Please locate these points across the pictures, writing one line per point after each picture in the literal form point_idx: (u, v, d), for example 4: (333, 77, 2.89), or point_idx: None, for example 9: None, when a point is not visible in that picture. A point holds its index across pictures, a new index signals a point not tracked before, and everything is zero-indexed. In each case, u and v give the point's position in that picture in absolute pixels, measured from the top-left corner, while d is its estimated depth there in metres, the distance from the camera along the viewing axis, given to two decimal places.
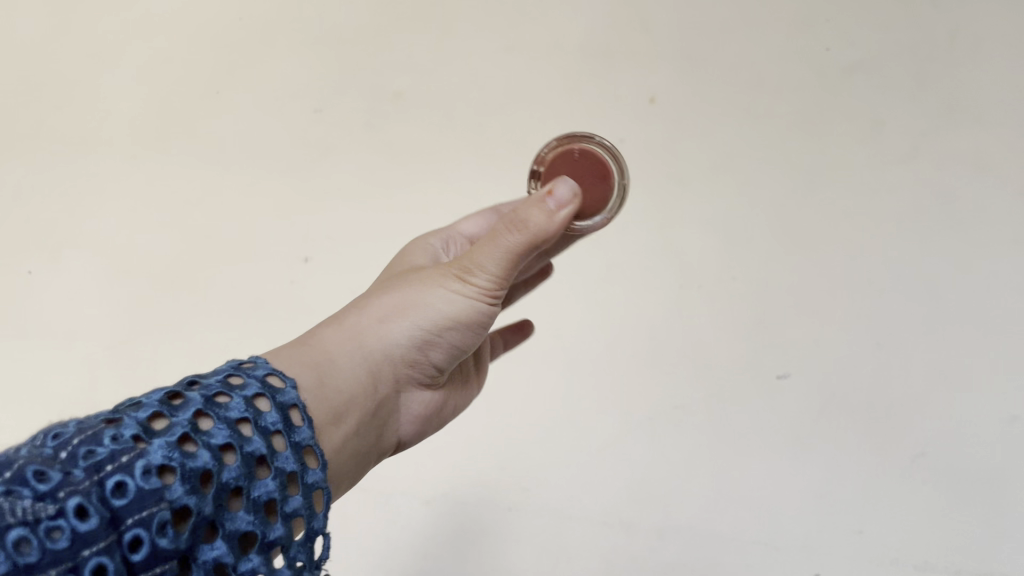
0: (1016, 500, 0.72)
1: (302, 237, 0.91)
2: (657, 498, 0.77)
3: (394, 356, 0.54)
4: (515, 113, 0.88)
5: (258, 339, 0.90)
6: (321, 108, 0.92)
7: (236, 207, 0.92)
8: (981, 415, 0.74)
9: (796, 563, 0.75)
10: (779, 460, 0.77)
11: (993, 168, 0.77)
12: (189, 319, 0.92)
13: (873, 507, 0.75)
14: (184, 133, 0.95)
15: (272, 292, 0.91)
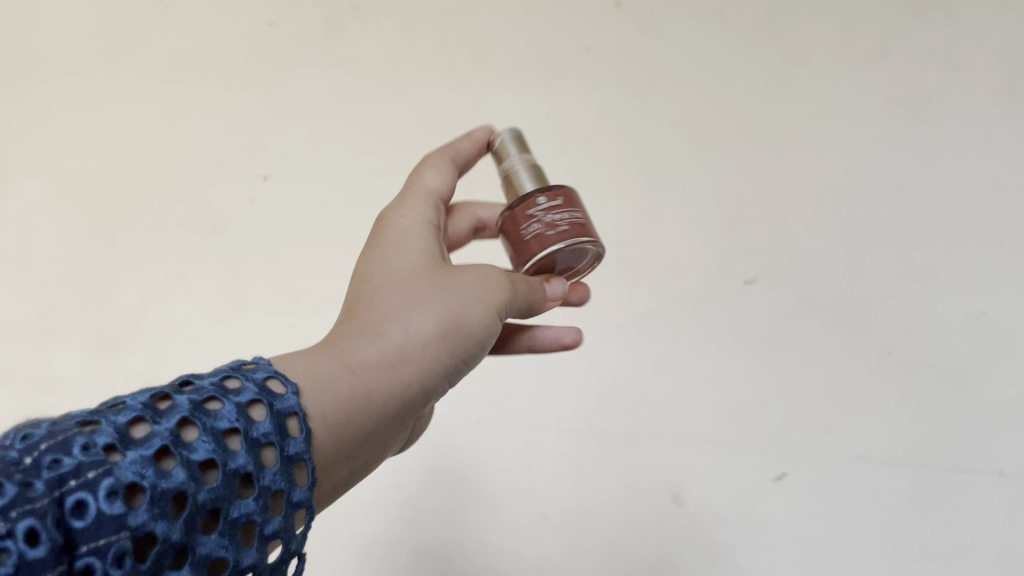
0: (982, 395, 0.72)
1: (259, 153, 0.92)
2: (630, 403, 0.78)
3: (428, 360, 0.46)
4: (468, 19, 0.91)
5: (208, 251, 0.90)
6: (275, 22, 0.96)
7: (191, 127, 0.94)
8: (951, 312, 0.74)
9: (766, 463, 0.74)
10: (744, 360, 0.77)
11: (960, 74, 0.80)
12: (139, 235, 0.91)
13: (840, 408, 0.73)
14: (140, 45, 0.97)
15: (228, 207, 0.91)
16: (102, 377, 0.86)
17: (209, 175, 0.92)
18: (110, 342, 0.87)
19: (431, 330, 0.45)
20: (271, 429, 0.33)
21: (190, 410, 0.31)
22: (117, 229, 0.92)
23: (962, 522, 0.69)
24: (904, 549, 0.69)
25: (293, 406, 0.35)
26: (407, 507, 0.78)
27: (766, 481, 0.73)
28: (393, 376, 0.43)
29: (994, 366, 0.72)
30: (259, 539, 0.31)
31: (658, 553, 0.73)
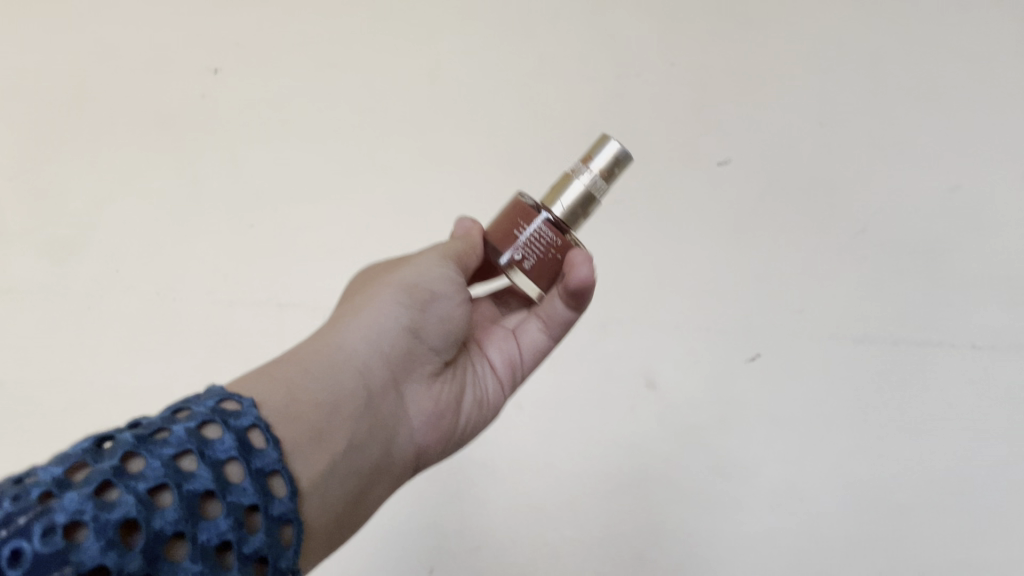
0: (955, 268, 0.72)
1: (208, 45, 0.86)
2: (601, 291, 0.77)
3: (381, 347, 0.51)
4: None
5: (164, 154, 0.85)
6: None
7: (132, 18, 0.87)
8: (921, 190, 0.73)
9: (739, 344, 0.74)
10: (718, 245, 0.75)
11: None
12: (91, 141, 0.86)
13: (815, 286, 0.73)
14: None
15: (182, 107, 0.86)
16: (57, 283, 0.83)
17: (158, 74, 0.86)
18: (59, 247, 0.84)
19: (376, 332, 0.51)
20: (230, 445, 0.35)
21: (134, 442, 0.32)
22: (66, 133, 0.86)
23: (931, 392, 0.70)
24: (875, 420, 0.71)
25: (250, 420, 0.37)
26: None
27: (739, 363, 0.73)
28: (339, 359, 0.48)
29: (965, 243, 0.72)
30: (240, 556, 0.32)
31: (632, 437, 0.74)
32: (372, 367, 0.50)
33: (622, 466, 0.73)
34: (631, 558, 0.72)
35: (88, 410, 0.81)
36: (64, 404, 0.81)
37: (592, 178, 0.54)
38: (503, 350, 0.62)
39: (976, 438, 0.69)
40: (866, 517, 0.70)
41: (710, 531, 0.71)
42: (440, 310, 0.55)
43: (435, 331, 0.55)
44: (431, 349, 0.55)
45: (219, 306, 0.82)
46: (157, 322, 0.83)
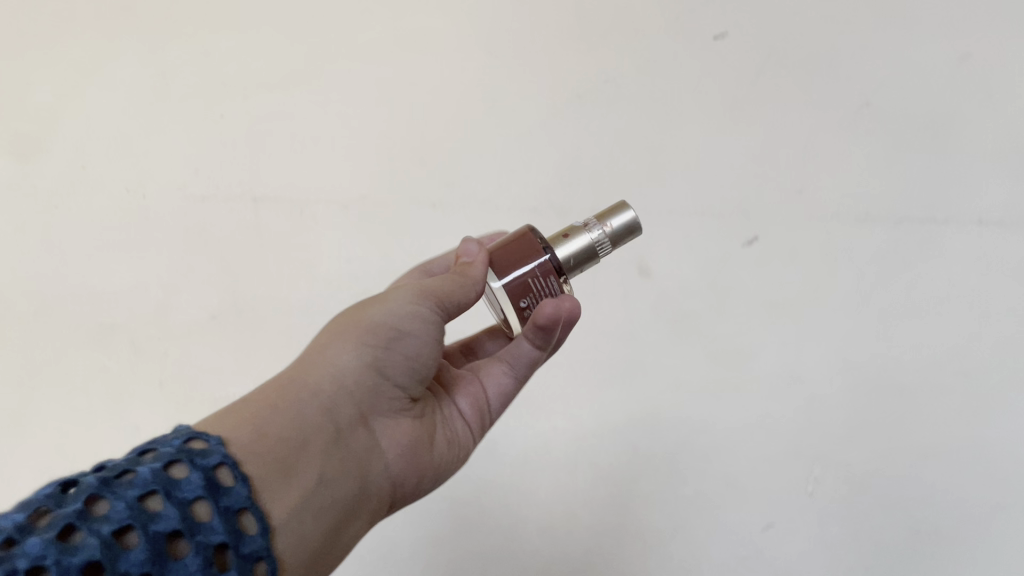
0: (961, 141, 0.68)
1: None
2: (591, 177, 0.74)
3: (341, 387, 0.45)
4: None
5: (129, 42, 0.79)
6: None
7: None
8: (929, 57, 0.69)
9: (734, 227, 0.70)
10: (712, 123, 0.71)
11: None
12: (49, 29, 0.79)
13: (815, 165, 0.70)
14: None
15: None
16: (20, 180, 0.78)
17: None
18: (21, 144, 0.79)
19: (331, 375, 0.45)
20: (198, 482, 0.33)
21: (99, 484, 0.30)
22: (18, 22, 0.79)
23: (936, 271, 0.67)
24: (875, 301, 0.68)
25: (219, 458, 0.35)
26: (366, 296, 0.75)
27: (735, 247, 0.70)
28: (294, 407, 0.42)
29: (972, 115, 0.68)
30: None
31: (624, 327, 0.71)
32: (329, 413, 0.44)
33: (616, 356, 0.71)
34: (624, 452, 0.69)
35: (61, 315, 0.77)
36: (37, 305, 0.77)
37: (599, 236, 0.52)
38: (473, 389, 0.57)
39: (981, 312, 0.67)
40: (863, 395, 0.67)
41: (707, 421, 0.69)
42: (410, 349, 0.47)
43: (406, 366, 0.48)
44: (399, 384, 0.48)
45: (192, 201, 0.78)
46: (128, 222, 0.78)
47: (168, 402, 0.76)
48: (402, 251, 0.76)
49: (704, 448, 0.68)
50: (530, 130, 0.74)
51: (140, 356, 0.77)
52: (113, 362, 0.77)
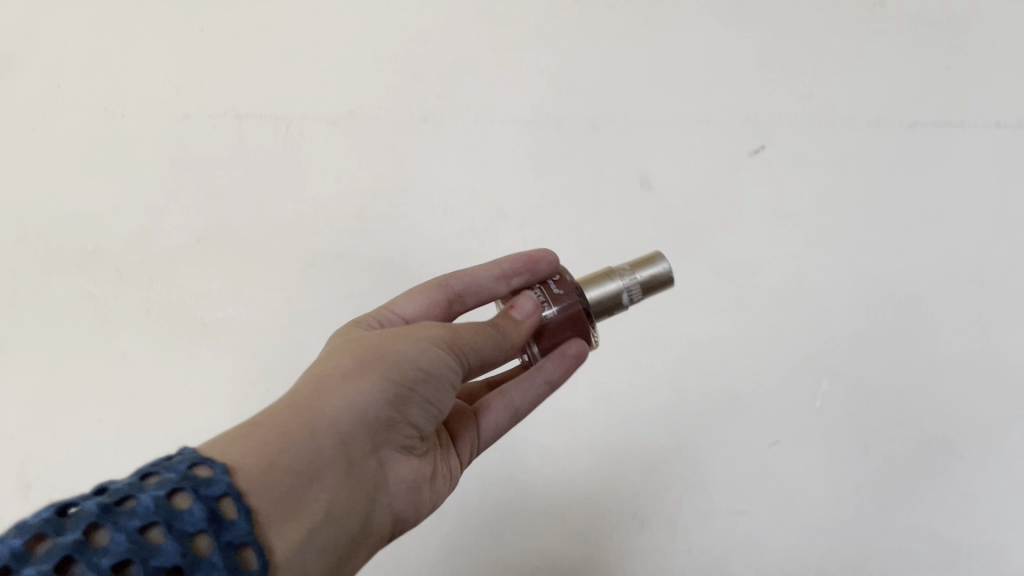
0: (980, 42, 0.65)
1: None
2: (591, 86, 0.70)
3: (358, 425, 0.41)
4: None
5: None
6: None
7: None
8: None
9: (742, 134, 0.67)
10: (719, 27, 0.68)
11: None
12: None
13: (826, 69, 0.66)
14: None
15: None
16: None
17: None
18: None
19: (354, 415, 0.41)
20: (200, 516, 0.31)
21: (99, 515, 0.29)
22: None
23: (951, 177, 0.64)
24: (890, 208, 0.65)
25: (223, 486, 0.33)
26: (357, 214, 0.73)
27: (742, 156, 0.67)
28: (320, 444, 0.39)
29: (992, 15, 0.65)
30: None
31: (627, 241, 0.69)
32: (350, 449, 0.41)
33: None
34: (624, 367, 0.68)
35: (43, 239, 0.74)
36: (16, 233, 0.75)
37: (629, 281, 0.51)
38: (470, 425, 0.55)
39: (1000, 221, 0.64)
40: (869, 306, 0.65)
41: (710, 335, 0.67)
42: (430, 389, 0.45)
43: (423, 404, 0.45)
44: (415, 424, 0.46)
45: (177, 120, 0.75)
46: (111, 143, 0.75)
47: (158, 328, 0.73)
48: (395, 168, 0.72)
49: (707, 363, 0.66)
50: (525, 36, 0.71)
51: (124, 280, 0.74)
52: (97, 287, 0.74)
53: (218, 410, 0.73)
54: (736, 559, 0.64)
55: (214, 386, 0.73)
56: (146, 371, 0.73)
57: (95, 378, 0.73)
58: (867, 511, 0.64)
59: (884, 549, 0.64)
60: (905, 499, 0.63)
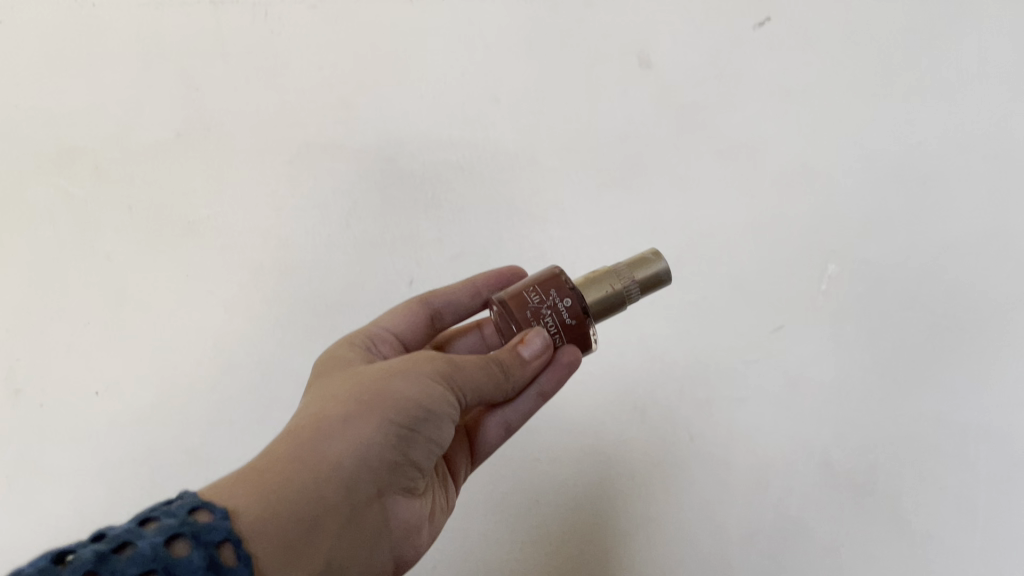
0: None
1: None
2: None
3: (363, 471, 0.42)
4: None
5: None
6: None
7: None
8: None
9: (746, 8, 0.65)
10: None
11: None
12: None
13: None
14: None
15: None
16: None
17: None
18: None
19: (359, 462, 0.41)
20: (198, 565, 0.32)
21: (95, 560, 0.30)
22: None
23: (967, 44, 0.61)
24: (899, 79, 0.62)
25: (222, 533, 0.34)
26: (342, 107, 0.70)
27: (746, 31, 0.65)
28: (326, 491, 0.40)
29: None
30: None
31: (625, 123, 0.66)
32: (352, 491, 0.41)
33: (612, 162, 0.66)
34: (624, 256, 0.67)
35: (18, 135, 0.72)
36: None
37: (627, 283, 0.49)
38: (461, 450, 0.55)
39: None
40: (878, 186, 0.62)
41: (709, 224, 0.65)
42: (432, 429, 0.44)
43: (424, 448, 0.45)
44: (416, 467, 0.46)
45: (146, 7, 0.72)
46: (82, 33, 0.72)
47: (141, 228, 0.71)
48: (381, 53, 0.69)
49: (704, 251, 0.65)
50: None
51: (104, 180, 0.71)
52: (77, 188, 0.71)
53: (212, 313, 0.70)
54: (739, 449, 0.63)
55: (201, 287, 0.70)
56: (130, 273, 0.71)
57: (80, 280, 0.71)
58: (872, 398, 0.61)
59: (894, 438, 0.60)
60: (918, 387, 0.60)
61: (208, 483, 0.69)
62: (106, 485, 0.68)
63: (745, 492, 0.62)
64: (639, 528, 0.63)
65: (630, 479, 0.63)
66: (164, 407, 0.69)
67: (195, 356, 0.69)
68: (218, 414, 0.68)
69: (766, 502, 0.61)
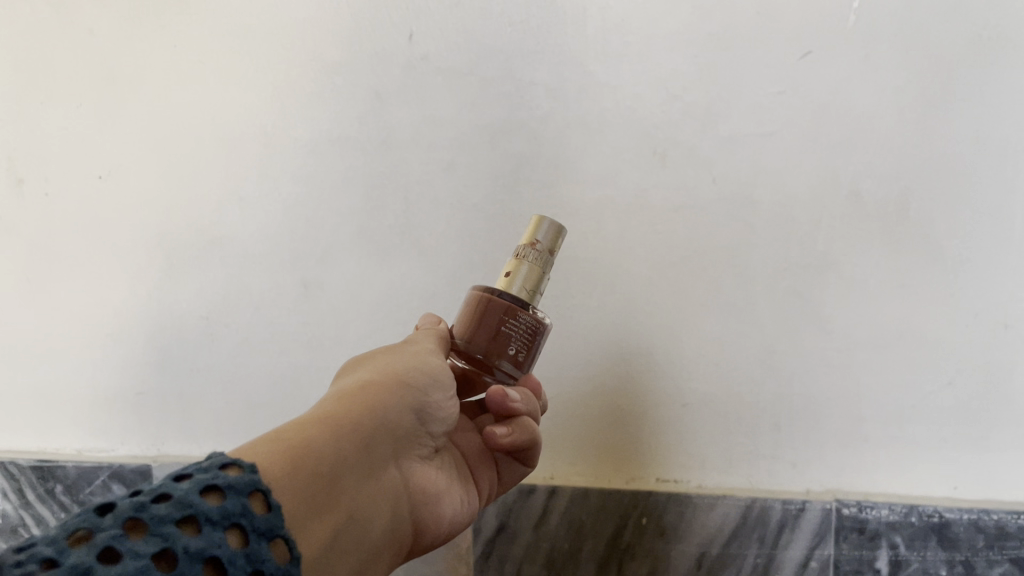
0: None
1: None
2: None
3: (384, 425, 0.46)
4: None
5: None
6: None
7: None
8: None
9: None
10: None
11: None
12: None
13: None
14: None
15: None
16: None
17: None
18: None
19: (381, 416, 0.46)
20: (232, 514, 0.32)
21: (132, 512, 0.30)
22: None
23: None
24: None
25: (256, 486, 0.34)
26: None
27: None
28: (352, 442, 0.43)
29: None
30: None
31: None
32: (374, 448, 0.45)
33: None
34: None
35: None
36: None
37: (541, 247, 0.52)
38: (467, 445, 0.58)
39: None
40: None
41: None
42: (439, 391, 0.50)
43: (434, 416, 0.50)
44: (427, 435, 0.50)
45: None
46: None
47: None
48: None
49: None
50: None
51: None
52: None
53: (207, 85, 0.66)
54: (764, 187, 0.60)
55: (194, 57, 0.66)
56: (120, 47, 0.67)
57: (65, 58, 0.67)
58: (905, 121, 0.57)
59: (925, 161, 0.57)
60: (950, 106, 0.57)
61: (225, 265, 0.68)
62: (131, 269, 0.70)
63: (771, 251, 0.60)
64: (665, 275, 0.62)
65: (652, 228, 0.62)
66: (171, 188, 0.68)
67: (195, 134, 0.67)
68: (227, 192, 0.67)
69: (791, 238, 0.60)
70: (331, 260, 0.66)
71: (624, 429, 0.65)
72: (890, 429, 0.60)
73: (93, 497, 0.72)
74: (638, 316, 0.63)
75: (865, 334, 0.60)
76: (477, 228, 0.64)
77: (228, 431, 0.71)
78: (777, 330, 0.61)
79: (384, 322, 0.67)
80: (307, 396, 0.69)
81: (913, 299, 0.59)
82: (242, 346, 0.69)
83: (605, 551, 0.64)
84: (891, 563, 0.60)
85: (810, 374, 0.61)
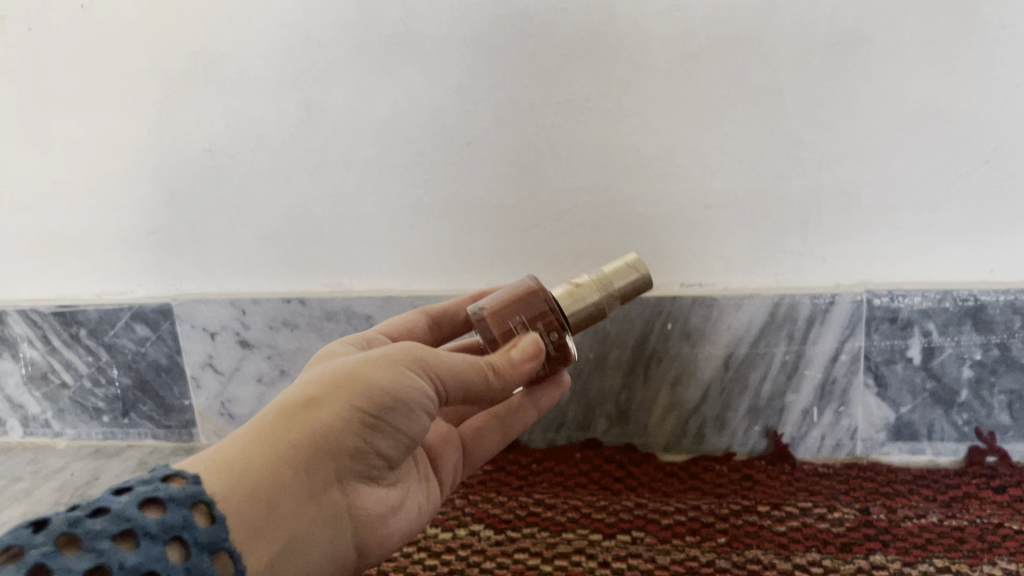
0: None
1: None
2: None
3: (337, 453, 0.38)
4: None
5: None
6: None
7: None
8: None
9: None
10: None
11: None
12: None
13: None
14: None
15: None
16: None
17: None
18: None
19: (337, 446, 0.38)
20: (175, 522, 0.32)
21: (69, 525, 0.30)
22: None
23: None
24: None
25: (200, 494, 0.34)
26: None
27: None
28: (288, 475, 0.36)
29: None
30: None
31: None
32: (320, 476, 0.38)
33: None
34: None
35: None
36: None
37: (610, 298, 0.48)
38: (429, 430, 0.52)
39: None
40: None
41: None
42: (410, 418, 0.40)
43: (405, 440, 0.42)
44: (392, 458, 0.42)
45: None
46: None
47: None
48: None
49: None
50: None
51: None
52: None
53: None
54: None
55: None
56: None
57: None
58: None
59: None
60: None
61: (220, 92, 0.65)
62: (126, 104, 0.67)
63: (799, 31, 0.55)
64: (682, 69, 0.57)
65: (668, 17, 0.56)
66: (151, 15, 0.64)
67: None
68: (210, 13, 0.63)
69: (819, 16, 0.55)
70: (330, 78, 0.62)
71: (639, 239, 0.62)
72: (922, 216, 0.58)
73: (118, 339, 0.72)
74: (654, 117, 0.59)
75: (899, 113, 0.56)
76: (479, 33, 0.59)
77: (246, 264, 0.70)
78: (806, 119, 0.57)
79: (392, 140, 0.63)
80: (322, 223, 0.67)
81: (951, 75, 0.55)
82: (247, 178, 0.67)
83: (631, 357, 0.64)
84: (924, 351, 0.59)
85: (841, 163, 0.58)
